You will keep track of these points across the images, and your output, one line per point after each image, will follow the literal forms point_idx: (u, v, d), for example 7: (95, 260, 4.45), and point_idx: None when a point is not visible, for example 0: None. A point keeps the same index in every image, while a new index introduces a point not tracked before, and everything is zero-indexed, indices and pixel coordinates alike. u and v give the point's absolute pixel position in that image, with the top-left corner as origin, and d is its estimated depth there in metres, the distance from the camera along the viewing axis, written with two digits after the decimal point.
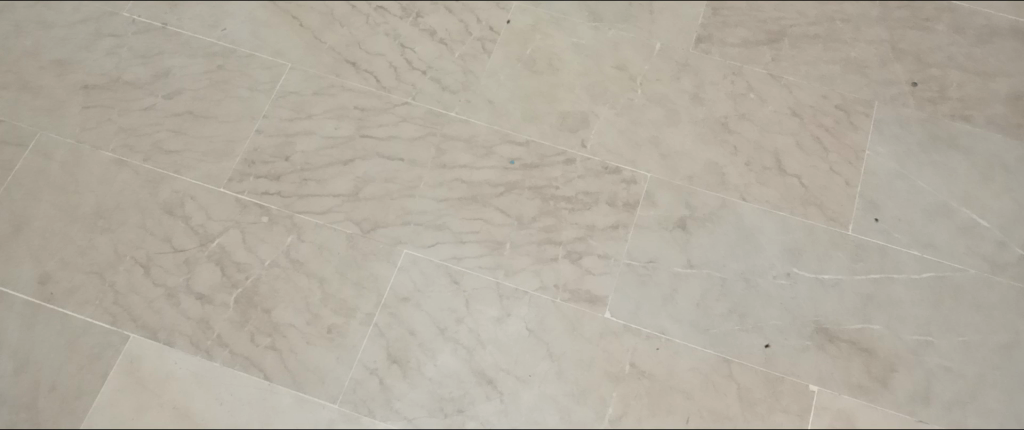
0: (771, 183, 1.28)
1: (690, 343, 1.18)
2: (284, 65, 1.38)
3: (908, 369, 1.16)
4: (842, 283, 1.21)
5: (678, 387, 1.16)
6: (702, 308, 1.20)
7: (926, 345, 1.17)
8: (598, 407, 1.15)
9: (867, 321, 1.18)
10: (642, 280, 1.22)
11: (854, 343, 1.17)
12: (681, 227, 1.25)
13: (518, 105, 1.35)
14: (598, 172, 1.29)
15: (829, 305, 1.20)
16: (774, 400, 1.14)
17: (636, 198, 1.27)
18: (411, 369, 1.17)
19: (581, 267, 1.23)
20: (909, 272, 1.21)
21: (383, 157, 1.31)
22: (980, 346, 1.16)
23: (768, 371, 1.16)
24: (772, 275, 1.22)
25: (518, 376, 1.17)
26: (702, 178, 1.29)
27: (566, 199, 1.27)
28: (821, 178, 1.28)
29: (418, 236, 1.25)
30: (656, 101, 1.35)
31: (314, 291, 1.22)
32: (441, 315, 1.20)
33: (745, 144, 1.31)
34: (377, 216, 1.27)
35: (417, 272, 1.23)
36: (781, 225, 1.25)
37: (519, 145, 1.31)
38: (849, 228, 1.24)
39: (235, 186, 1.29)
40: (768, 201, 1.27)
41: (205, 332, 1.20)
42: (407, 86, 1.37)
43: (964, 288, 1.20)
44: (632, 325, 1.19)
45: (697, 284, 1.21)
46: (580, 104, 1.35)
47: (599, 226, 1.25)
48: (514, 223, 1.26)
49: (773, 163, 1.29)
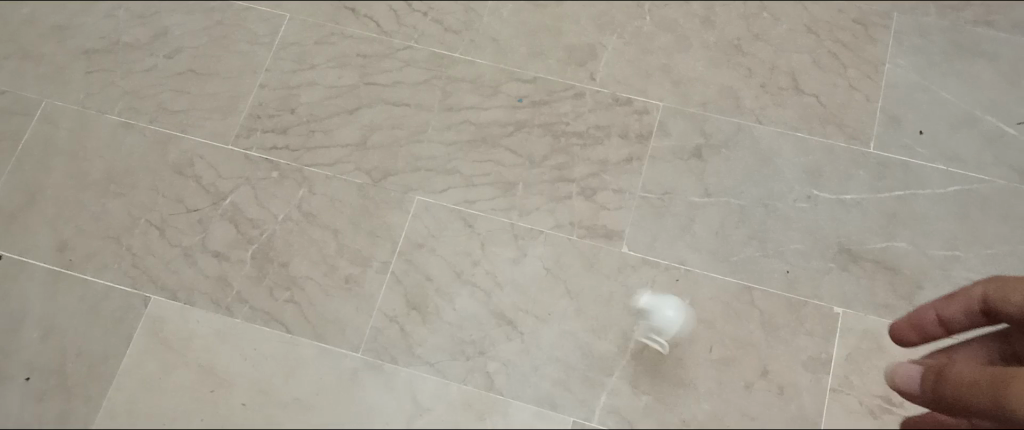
0: (787, 104, 1.24)
1: (710, 272, 1.15)
2: (282, 15, 1.36)
3: (935, 286, 1.12)
4: (864, 202, 1.17)
5: (699, 317, 1.13)
6: (721, 236, 1.17)
7: (953, 259, 1.13)
8: (618, 341, 1.13)
9: (892, 238, 1.15)
10: (658, 212, 1.19)
11: (879, 262, 1.14)
12: (695, 156, 1.22)
13: (523, 41, 1.31)
14: (607, 104, 1.26)
15: (851, 225, 1.16)
16: (798, 325, 1.11)
17: (649, 128, 1.24)
18: (430, 314, 1.17)
19: (595, 202, 1.20)
20: (934, 187, 1.17)
21: (389, 104, 1.29)
22: (1007, 258, 1.12)
23: (791, 296, 1.13)
24: (791, 199, 1.18)
25: (536, 315, 1.15)
26: (715, 103, 1.25)
27: (577, 135, 1.25)
28: (838, 94, 1.24)
29: (430, 182, 1.23)
30: (665, 28, 1.31)
31: (328, 243, 1.21)
32: (457, 259, 1.19)
33: (759, 65, 1.27)
34: (386, 164, 1.25)
35: (430, 218, 1.21)
36: (800, 147, 1.21)
37: (526, 82, 1.29)
38: (870, 145, 1.20)
39: (242, 142, 1.28)
40: (786, 123, 1.23)
41: (224, 289, 1.20)
42: (408, 29, 1.34)
43: (993, 202, 1.15)
44: (649, 257, 1.17)
45: (716, 212, 1.19)
46: (586, 36, 1.31)
47: (612, 160, 1.23)
48: (525, 163, 1.24)
49: (789, 83, 1.26)
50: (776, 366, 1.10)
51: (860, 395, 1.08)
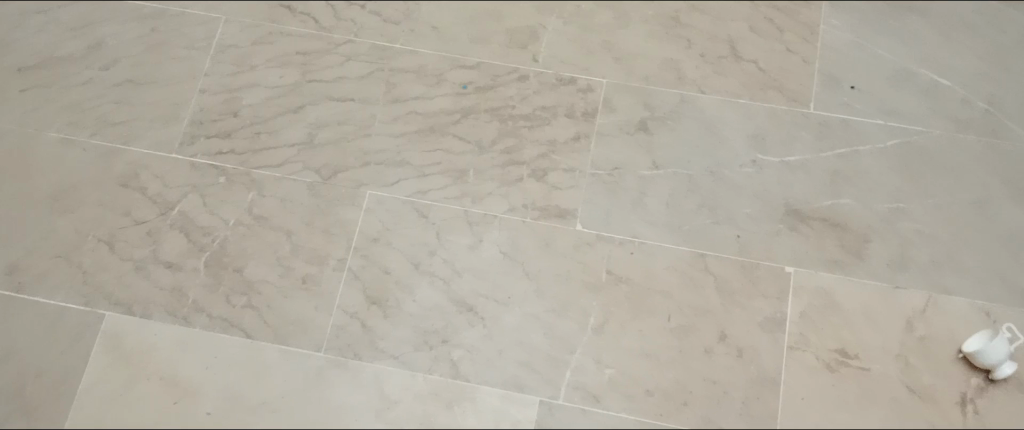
0: (728, 72, 1.26)
1: (664, 243, 1.17)
2: (219, 18, 1.34)
3: (882, 239, 1.14)
4: (808, 162, 1.19)
5: (657, 288, 1.14)
6: (673, 206, 1.19)
7: (897, 211, 1.15)
8: (580, 317, 1.13)
9: (837, 196, 1.17)
10: (609, 188, 1.20)
11: (826, 219, 1.16)
12: (642, 130, 1.23)
13: (464, 28, 1.32)
14: (552, 85, 1.27)
15: (798, 186, 1.18)
16: (752, 287, 1.13)
17: (594, 106, 1.25)
18: (390, 308, 1.15)
19: (547, 183, 1.21)
20: (873, 143, 1.20)
21: (334, 99, 1.28)
22: (949, 206, 1.15)
23: (743, 260, 1.14)
24: (738, 165, 1.20)
25: (497, 299, 1.15)
26: (658, 76, 1.27)
27: (524, 117, 1.25)
28: (777, 59, 1.26)
29: (381, 175, 1.22)
30: (604, 5, 1.32)
31: (282, 245, 1.20)
32: (414, 250, 1.18)
33: (698, 35, 1.29)
34: (336, 161, 1.24)
35: (384, 211, 1.20)
36: (743, 113, 1.23)
37: (470, 69, 1.29)
38: (810, 106, 1.22)
39: (187, 150, 1.26)
40: (728, 90, 1.25)
41: (180, 299, 1.18)
42: (348, 23, 1.33)
43: (932, 152, 1.18)
44: (604, 234, 1.18)
45: (665, 184, 1.20)
46: (527, 18, 1.32)
47: (560, 139, 1.23)
48: (475, 149, 1.24)
49: (728, 51, 1.27)
50: (734, 330, 1.11)
51: (816, 351, 1.09)
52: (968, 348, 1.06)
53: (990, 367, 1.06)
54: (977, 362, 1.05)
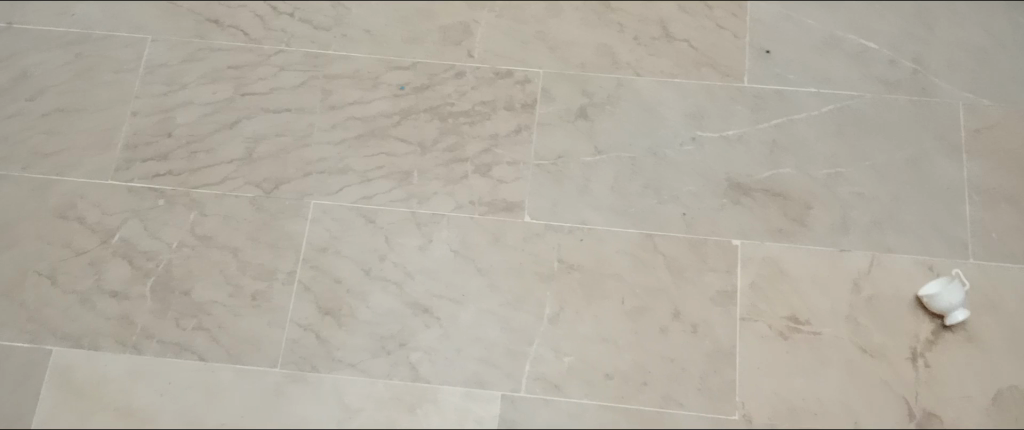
0: (661, 53, 1.27)
1: (613, 227, 1.17)
2: (145, 39, 1.31)
3: (825, 204, 1.16)
4: (745, 135, 1.20)
5: (609, 272, 1.15)
6: (618, 190, 1.19)
7: (836, 176, 1.17)
8: (536, 308, 1.13)
9: (777, 166, 1.18)
10: (555, 178, 1.20)
11: (768, 190, 1.17)
12: (582, 117, 1.24)
13: (397, 29, 1.30)
14: (489, 79, 1.26)
15: (738, 159, 1.19)
16: (702, 263, 1.14)
17: (533, 97, 1.25)
18: (344, 317, 1.14)
19: (492, 178, 1.20)
20: (808, 111, 1.21)
21: (270, 111, 1.26)
22: (887, 166, 1.17)
23: (690, 237, 1.16)
24: (678, 144, 1.21)
25: (452, 298, 1.14)
26: (593, 63, 1.27)
27: (464, 114, 1.24)
28: (709, 36, 1.27)
29: (324, 184, 1.21)
30: None
31: (229, 263, 1.18)
32: (363, 256, 1.17)
33: (629, 19, 1.30)
34: (277, 173, 1.22)
35: (330, 220, 1.19)
36: (680, 93, 1.24)
37: (406, 69, 1.27)
38: (743, 80, 1.24)
39: (123, 175, 1.23)
40: (663, 71, 1.26)
41: (129, 328, 1.15)
42: (277, 33, 1.31)
43: (866, 115, 1.20)
44: (552, 223, 1.18)
45: (609, 169, 1.21)
46: (459, 15, 1.31)
47: (502, 133, 1.23)
48: (416, 149, 1.22)
49: (660, 32, 1.28)
50: (687, 306, 1.12)
51: (768, 320, 1.11)
52: (925, 291, 1.08)
53: (943, 312, 1.08)
54: (931, 306, 1.08)
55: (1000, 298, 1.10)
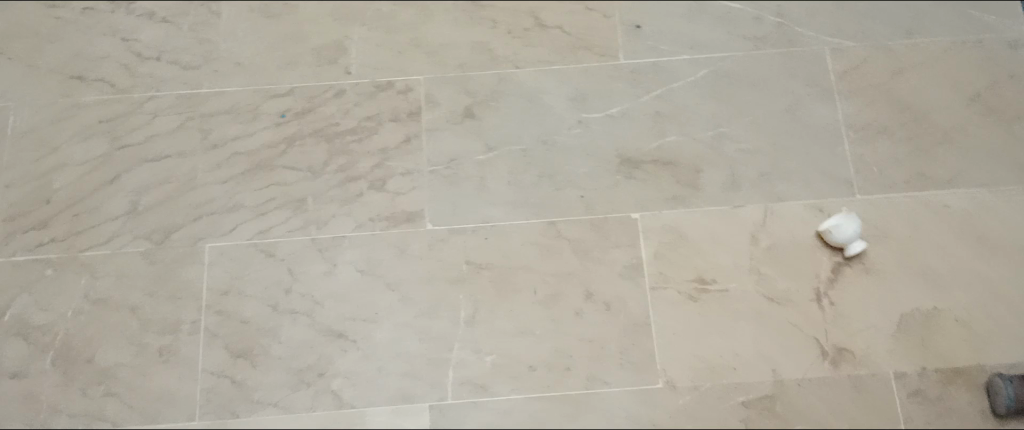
0: (537, 42, 1.27)
1: (515, 220, 1.17)
2: (7, 105, 1.25)
3: (713, 164, 1.19)
4: (629, 111, 1.22)
5: (518, 265, 1.14)
6: (516, 184, 1.19)
7: (719, 136, 1.20)
8: (451, 313, 1.12)
9: (662, 135, 1.21)
10: (451, 181, 1.19)
11: (657, 160, 1.20)
12: (469, 117, 1.22)
13: (269, 57, 1.27)
14: (371, 92, 1.23)
15: (625, 135, 1.21)
16: (605, 241, 1.16)
17: (417, 104, 1.23)
18: (257, 356, 1.11)
19: (388, 191, 1.18)
20: (685, 78, 1.24)
21: (150, 160, 1.22)
22: (766, 118, 1.20)
23: (591, 217, 1.17)
24: (565, 128, 1.22)
25: (364, 318, 1.12)
26: (472, 62, 1.26)
27: (351, 131, 1.21)
28: (580, 19, 1.28)
29: (216, 225, 1.18)
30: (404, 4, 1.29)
31: (130, 322, 1.14)
32: (268, 291, 1.14)
33: (500, 13, 1.29)
34: (166, 223, 1.18)
35: (228, 261, 1.16)
36: (560, 78, 1.25)
37: (284, 96, 1.24)
38: (619, 57, 1.25)
39: (4, 250, 1.18)
40: (541, 59, 1.26)
41: (34, 406, 1.10)
42: (146, 79, 1.27)
43: (740, 72, 1.23)
44: (455, 226, 1.16)
45: (503, 164, 1.20)
46: (330, 33, 1.28)
47: (391, 145, 1.20)
48: (306, 174, 1.19)
49: (532, 22, 1.28)
50: (597, 285, 1.13)
51: (676, 285, 1.13)
52: (825, 225, 1.12)
53: (842, 245, 1.11)
54: (831, 239, 1.11)
55: (889, 228, 1.14)
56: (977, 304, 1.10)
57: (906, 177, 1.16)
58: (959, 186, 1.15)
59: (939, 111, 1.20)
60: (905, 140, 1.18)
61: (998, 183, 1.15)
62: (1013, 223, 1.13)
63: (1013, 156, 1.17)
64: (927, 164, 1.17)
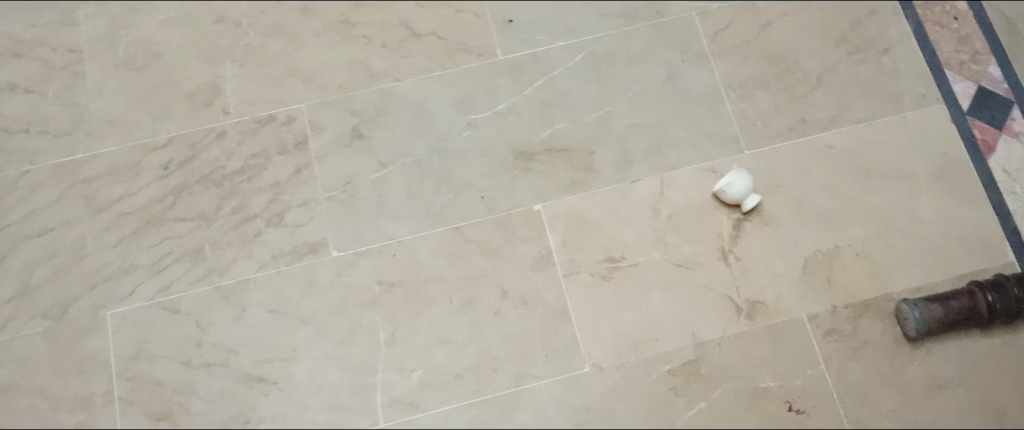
0: (414, 52, 1.25)
1: (419, 232, 1.15)
2: None
3: (604, 145, 1.20)
4: (516, 106, 1.22)
5: (429, 277, 1.13)
6: (415, 196, 1.17)
7: (606, 116, 1.21)
8: (369, 337, 1.10)
9: (551, 124, 1.21)
10: (349, 204, 1.16)
11: (550, 149, 1.20)
12: (357, 137, 1.20)
13: (142, 110, 1.22)
14: (253, 129, 1.20)
15: (516, 130, 1.21)
16: (511, 237, 1.15)
17: (302, 133, 1.20)
18: (178, 416, 1.08)
19: (286, 226, 1.15)
20: (564, 65, 1.24)
21: (34, 236, 1.16)
22: (648, 91, 1.22)
23: (494, 216, 1.16)
24: (456, 133, 1.20)
25: (282, 357, 1.10)
26: (351, 81, 1.23)
27: (238, 172, 1.18)
28: (452, 21, 1.26)
29: (114, 290, 1.14)
30: (272, 34, 1.25)
31: (39, 406, 1.08)
32: (179, 348, 1.11)
33: (372, 28, 1.26)
34: (61, 297, 1.13)
35: (132, 325, 1.12)
36: (443, 83, 1.23)
37: (164, 148, 1.20)
38: (498, 53, 1.24)
39: None
40: (420, 68, 1.24)
41: None
42: (16, 152, 1.20)
43: (615, 51, 1.24)
44: (360, 249, 1.14)
45: (399, 177, 1.18)
46: (201, 75, 1.24)
47: (282, 178, 1.18)
48: (199, 222, 1.16)
49: (405, 33, 1.26)
50: (510, 282, 1.13)
51: (586, 268, 1.14)
52: (717, 186, 1.15)
53: (738, 201, 1.14)
54: (725, 198, 1.14)
55: (780, 177, 1.16)
56: (874, 236, 1.14)
57: (789, 125, 1.19)
58: (839, 126, 1.19)
59: (809, 57, 1.23)
60: (782, 90, 1.21)
61: (874, 117, 1.19)
62: (894, 153, 1.17)
63: (884, 88, 1.21)
64: (806, 110, 1.20)
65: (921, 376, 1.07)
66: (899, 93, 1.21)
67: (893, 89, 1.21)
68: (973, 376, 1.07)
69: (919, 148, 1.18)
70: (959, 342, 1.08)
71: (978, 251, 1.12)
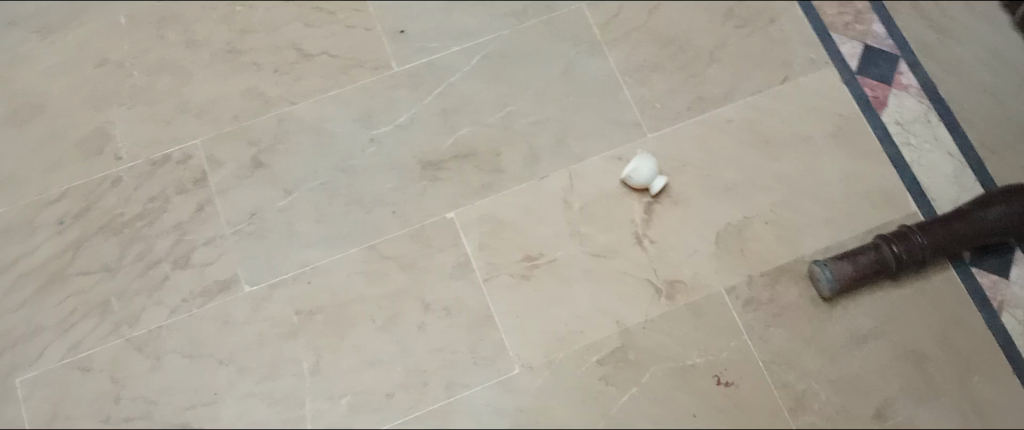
0: (307, 73, 1.22)
1: (333, 255, 1.13)
2: None
3: (510, 144, 1.19)
4: (417, 115, 1.20)
5: (348, 299, 1.11)
6: (325, 219, 1.15)
7: (509, 115, 1.21)
8: (293, 368, 1.08)
9: (455, 129, 1.20)
10: (257, 235, 1.14)
11: (457, 155, 1.18)
12: (258, 166, 1.17)
13: (29, 165, 1.17)
14: (150, 171, 1.17)
15: (421, 139, 1.19)
16: (428, 248, 1.14)
17: (201, 169, 1.17)
18: None
19: (195, 266, 1.12)
20: (461, 69, 1.23)
21: None
22: (547, 86, 1.22)
23: (408, 229, 1.15)
24: (360, 150, 1.18)
25: (205, 401, 1.06)
26: (246, 110, 1.20)
27: (138, 217, 1.15)
28: (343, 38, 1.24)
29: (20, 356, 1.08)
30: (158, 71, 1.22)
31: None
32: (96, 406, 1.06)
33: (261, 54, 1.23)
34: None
35: (44, 389, 1.07)
36: (341, 102, 1.21)
37: (57, 201, 1.15)
38: (393, 65, 1.23)
39: None
40: (315, 89, 1.21)
41: None
42: None
43: (510, 49, 1.24)
44: (274, 280, 1.11)
45: (306, 202, 1.16)
46: (88, 122, 1.19)
47: (186, 218, 1.14)
48: (102, 275, 1.12)
49: (296, 55, 1.23)
50: (432, 293, 1.12)
51: (506, 270, 1.13)
52: (624, 173, 1.15)
53: (645, 186, 1.15)
54: (632, 183, 1.15)
55: (684, 156, 1.18)
56: (781, 202, 1.16)
57: (687, 105, 1.21)
58: (735, 99, 1.21)
59: (699, 36, 1.25)
60: (677, 70, 1.23)
61: (768, 86, 1.22)
62: (791, 119, 1.20)
63: (774, 57, 1.24)
64: (702, 87, 1.22)
65: (840, 333, 1.10)
66: (789, 60, 1.24)
67: (783, 57, 1.24)
68: (890, 326, 1.10)
69: (814, 111, 1.20)
70: (873, 295, 1.11)
71: (881, 204, 1.15)
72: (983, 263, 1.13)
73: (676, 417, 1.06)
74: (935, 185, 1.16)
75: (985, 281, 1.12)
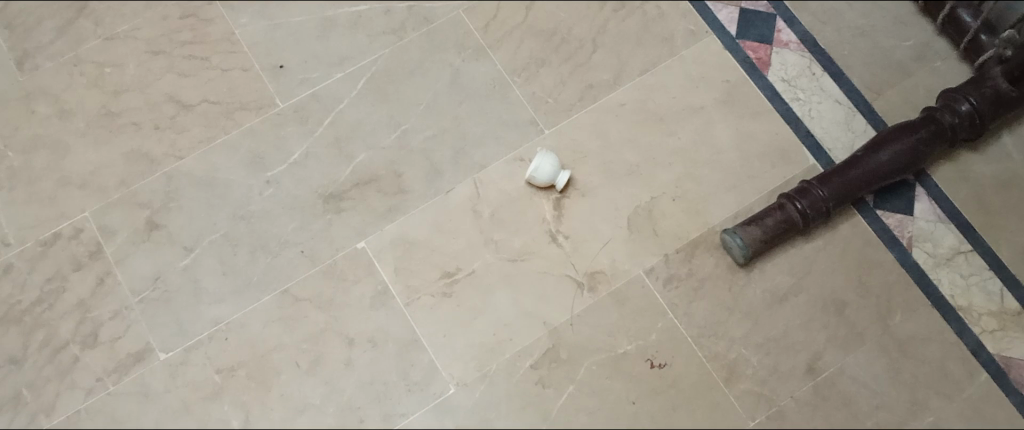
0: (190, 124, 1.19)
1: (246, 307, 1.10)
2: None
3: (409, 162, 1.17)
4: (311, 149, 1.18)
5: (269, 349, 1.08)
6: (231, 271, 1.12)
7: (404, 133, 1.19)
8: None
9: (352, 156, 1.17)
10: (165, 300, 1.10)
11: (358, 182, 1.16)
12: (155, 229, 1.13)
13: None
14: (41, 253, 1.12)
15: (318, 173, 1.16)
16: (343, 282, 1.11)
17: (95, 241, 1.12)
18: None
19: (104, 343, 1.08)
20: (347, 95, 1.21)
21: None
22: (436, 99, 1.21)
23: (320, 266, 1.12)
24: (257, 194, 1.15)
25: None
26: (132, 173, 1.16)
27: (37, 302, 1.10)
28: (220, 83, 1.21)
29: None
30: (33, 148, 1.17)
31: None
32: None
33: (139, 113, 1.19)
34: None
35: None
36: (229, 148, 1.18)
37: None
38: (278, 102, 1.20)
39: None
40: (201, 139, 1.18)
41: None
42: None
43: (393, 67, 1.22)
44: (189, 343, 1.08)
45: (210, 257, 1.12)
46: None
47: (87, 294, 1.10)
48: (9, 368, 1.07)
49: (175, 108, 1.20)
50: (353, 327, 1.09)
51: (426, 291, 1.11)
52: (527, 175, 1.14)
53: (551, 182, 1.14)
54: (537, 182, 1.13)
55: (584, 146, 1.18)
56: (685, 176, 1.16)
57: (578, 95, 1.21)
58: (624, 82, 1.21)
59: (578, 25, 1.26)
60: (563, 62, 1.23)
61: (655, 64, 1.22)
62: (681, 93, 1.21)
63: (655, 34, 1.25)
64: (589, 75, 1.22)
65: (761, 296, 1.11)
66: (670, 35, 1.25)
67: (664, 32, 1.25)
68: (807, 280, 1.11)
69: (703, 81, 1.21)
70: (787, 253, 1.13)
71: (781, 162, 1.17)
72: (886, 204, 1.15)
73: (616, 407, 1.06)
74: (830, 135, 1.18)
75: (891, 221, 1.14)
